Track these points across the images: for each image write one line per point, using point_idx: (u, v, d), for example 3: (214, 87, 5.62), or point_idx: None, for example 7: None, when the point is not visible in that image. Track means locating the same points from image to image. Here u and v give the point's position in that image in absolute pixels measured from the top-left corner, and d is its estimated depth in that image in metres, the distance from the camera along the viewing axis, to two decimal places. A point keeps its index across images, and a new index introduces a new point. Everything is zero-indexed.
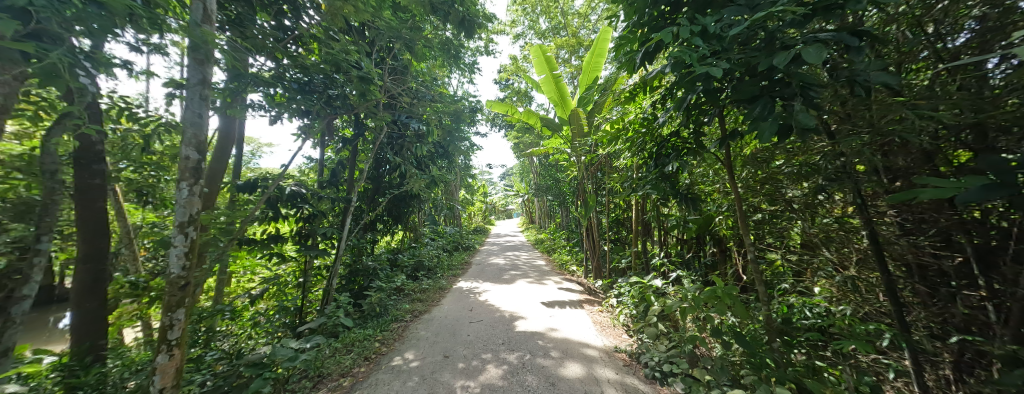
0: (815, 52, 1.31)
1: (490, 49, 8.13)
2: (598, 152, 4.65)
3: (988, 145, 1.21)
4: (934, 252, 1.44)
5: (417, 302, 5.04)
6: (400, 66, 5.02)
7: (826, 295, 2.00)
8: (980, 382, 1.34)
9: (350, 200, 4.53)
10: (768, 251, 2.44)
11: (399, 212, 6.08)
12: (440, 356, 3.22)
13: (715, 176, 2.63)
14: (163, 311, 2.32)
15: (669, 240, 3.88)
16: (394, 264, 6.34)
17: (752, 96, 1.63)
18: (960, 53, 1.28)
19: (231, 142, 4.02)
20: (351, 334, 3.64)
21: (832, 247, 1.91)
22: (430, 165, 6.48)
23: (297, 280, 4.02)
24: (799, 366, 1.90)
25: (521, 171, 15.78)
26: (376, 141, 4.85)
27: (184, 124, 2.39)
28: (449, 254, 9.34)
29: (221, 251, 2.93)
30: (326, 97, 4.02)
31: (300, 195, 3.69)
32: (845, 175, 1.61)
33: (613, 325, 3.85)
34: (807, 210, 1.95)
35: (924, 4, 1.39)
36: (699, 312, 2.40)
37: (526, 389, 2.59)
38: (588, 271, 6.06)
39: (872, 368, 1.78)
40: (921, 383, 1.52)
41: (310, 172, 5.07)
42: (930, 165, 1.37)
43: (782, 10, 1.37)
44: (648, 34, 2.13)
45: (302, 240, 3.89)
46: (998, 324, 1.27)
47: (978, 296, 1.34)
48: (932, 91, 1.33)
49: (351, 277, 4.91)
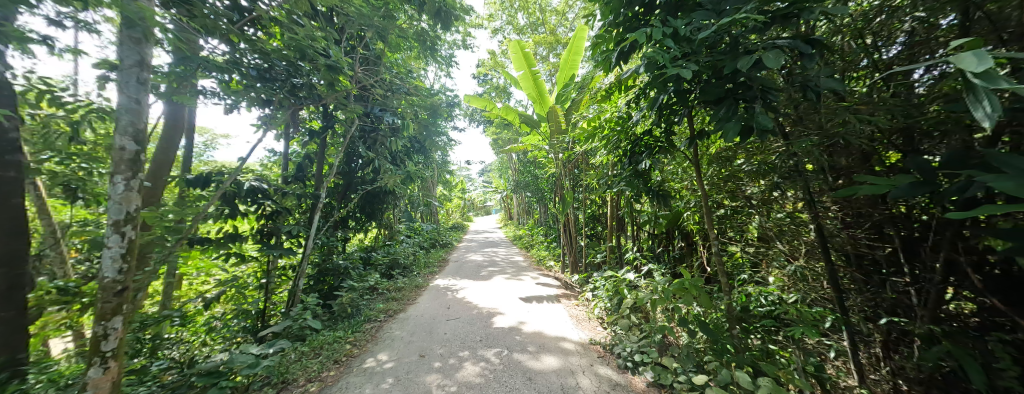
0: (774, 57, 1.41)
1: (467, 43, 8.00)
2: (575, 149, 4.73)
3: (914, 147, 1.37)
4: (867, 243, 1.62)
5: (392, 301, 4.90)
6: (372, 56, 4.80)
7: (778, 284, 2.18)
8: (904, 359, 1.52)
9: (318, 196, 4.30)
10: (730, 244, 2.61)
11: (372, 208, 5.87)
12: (416, 356, 3.15)
13: (684, 173, 2.77)
14: (95, 320, 2.09)
15: (641, 235, 4.04)
16: (367, 262, 6.13)
17: (718, 97, 1.74)
18: (893, 64, 1.44)
19: (179, 132, 3.67)
20: (320, 337, 3.47)
21: (785, 240, 2.08)
22: (405, 160, 6.31)
23: (259, 281, 3.76)
24: (754, 350, 2.07)
25: (500, 167, 15.77)
26: (347, 134, 4.62)
27: (118, 110, 2.13)
28: (425, 252, 9.16)
29: (167, 251, 2.66)
30: (290, 86, 3.72)
31: (261, 191, 3.44)
32: (797, 173, 1.76)
33: (588, 318, 3.97)
34: (764, 206, 2.11)
35: (865, 17, 1.54)
36: (668, 303, 2.53)
37: (504, 385, 2.61)
38: (565, 266, 6.18)
39: (816, 349, 1.97)
40: (857, 361, 1.71)
41: (273, 166, 4.74)
42: (868, 165, 1.52)
43: (745, 17, 1.46)
44: (624, 34, 2.19)
45: (264, 239, 3.63)
46: (919, 306, 1.45)
47: (903, 282, 1.52)
48: (870, 97, 1.47)
49: (321, 277, 4.68)
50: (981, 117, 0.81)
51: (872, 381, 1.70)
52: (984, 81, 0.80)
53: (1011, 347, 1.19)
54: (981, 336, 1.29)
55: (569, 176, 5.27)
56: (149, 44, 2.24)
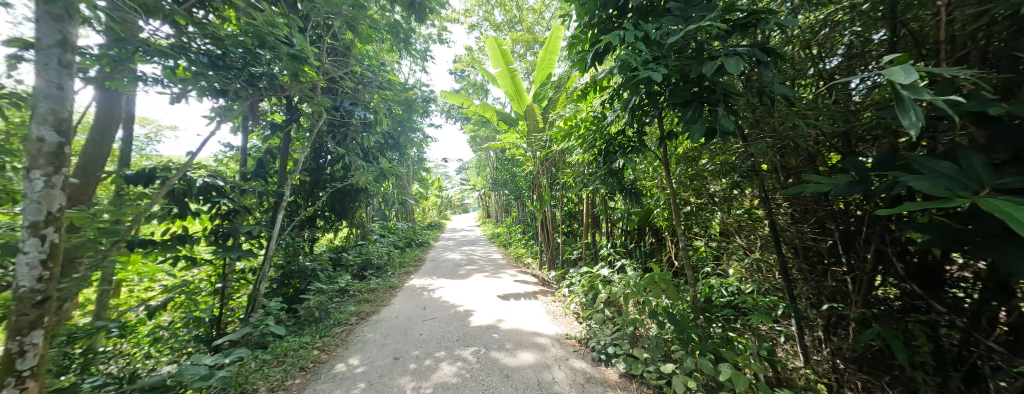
0: (735, 63, 1.50)
1: (442, 37, 7.85)
2: (553, 148, 4.80)
3: (852, 149, 1.51)
4: (813, 237, 1.77)
5: (364, 303, 4.71)
6: (341, 47, 4.58)
7: (737, 275, 2.34)
8: (841, 340, 1.69)
9: (281, 194, 4.05)
10: (695, 239, 2.77)
11: (342, 206, 5.62)
12: (390, 358, 3.07)
13: (654, 172, 2.90)
14: (7, 336, 1.82)
15: (615, 231, 4.18)
16: (337, 263, 5.86)
17: (685, 100, 1.84)
18: (835, 74, 1.59)
19: (115, 123, 3.29)
20: (283, 343, 3.27)
21: (743, 235, 2.23)
22: (378, 156, 6.08)
23: (214, 286, 3.48)
24: (716, 338, 2.22)
25: (478, 165, 15.65)
26: (314, 128, 4.38)
27: (34, 96, 1.87)
28: (400, 252, 8.90)
29: (102, 256, 2.38)
30: (248, 75, 3.42)
31: (216, 188, 3.18)
32: (754, 173, 1.90)
33: (564, 314, 4.05)
34: (725, 203, 2.26)
35: (811, 30, 1.68)
36: (640, 297, 2.64)
37: (481, 384, 2.59)
38: (542, 263, 6.26)
39: (769, 334, 2.13)
40: (803, 343, 1.88)
41: (229, 162, 4.38)
42: (813, 165, 1.67)
43: (709, 24, 1.56)
44: (598, 36, 2.26)
45: (219, 240, 3.36)
46: (854, 292, 1.61)
47: (841, 271, 1.68)
48: (816, 103, 1.61)
49: (285, 279, 4.41)
50: (907, 124, 0.91)
51: (815, 361, 1.87)
52: (909, 93, 0.91)
53: (925, 326, 1.36)
54: (902, 317, 1.45)
55: (547, 174, 5.35)
56: (74, 23, 1.98)
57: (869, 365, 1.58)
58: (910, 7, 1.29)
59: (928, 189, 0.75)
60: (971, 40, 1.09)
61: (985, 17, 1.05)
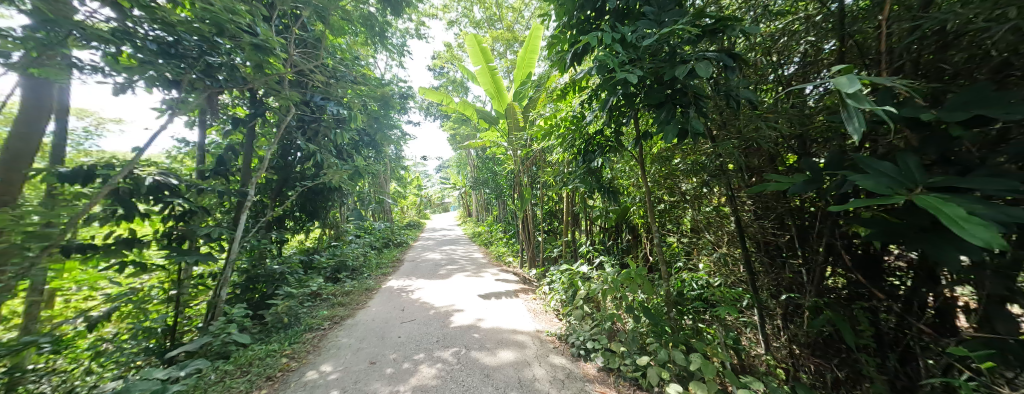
0: (705, 67, 1.58)
1: (420, 32, 7.68)
2: (533, 147, 4.83)
3: (806, 151, 1.63)
4: (773, 232, 1.90)
5: (338, 307, 4.52)
6: (311, 38, 4.35)
7: (706, 269, 2.46)
8: (797, 327, 1.82)
9: (245, 194, 3.79)
10: (669, 236, 2.89)
11: (313, 206, 5.36)
12: (366, 363, 2.96)
13: (631, 171, 2.98)
14: None
15: (594, 229, 4.28)
16: (309, 266, 5.58)
17: (659, 101, 1.91)
18: (792, 81, 1.71)
19: (43, 117, 2.96)
20: (247, 352, 3.06)
21: (711, 230, 2.35)
22: (353, 154, 5.85)
23: (167, 294, 3.20)
24: (687, 329, 2.37)
25: (458, 164, 15.49)
26: (281, 123, 4.15)
27: None
28: (377, 252, 8.64)
29: (31, 264, 2.11)
30: (204, 65, 3.17)
31: (169, 187, 2.92)
32: (721, 172, 2.02)
33: (545, 311, 4.10)
34: (696, 200, 2.38)
35: (772, 38, 1.79)
36: (617, 292, 2.73)
37: (461, 385, 2.56)
38: (523, 261, 6.30)
39: (734, 324, 2.27)
40: (764, 332, 2.01)
41: (184, 159, 4.04)
42: (773, 165, 1.78)
43: (681, 29, 1.63)
44: (577, 36, 2.31)
45: (173, 243, 3.10)
46: (808, 282, 1.74)
47: (797, 262, 1.80)
48: (775, 107, 1.72)
49: (250, 284, 4.14)
50: (851, 130, 1.01)
51: (774, 348, 2.00)
52: (854, 101, 1.00)
53: (868, 311, 1.50)
54: (848, 304, 1.59)
55: (527, 173, 5.38)
56: None
57: (821, 349, 1.72)
58: (856, 20, 1.42)
59: (872, 187, 0.83)
60: (905, 52, 1.21)
61: (917, 32, 1.17)
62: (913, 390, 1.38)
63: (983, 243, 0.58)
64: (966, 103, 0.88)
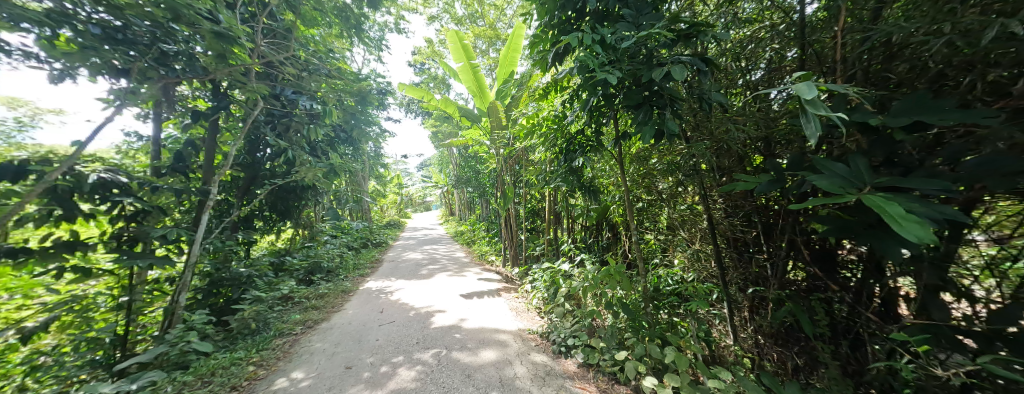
0: (680, 70, 1.64)
1: (399, 27, 7.50)
2: (516, 145, 4.85)
3: (771, 152, 1.73)
4: (741, 229, 2.00)
5: (312, 310, 4.33)
6: (281, 28, 4.13)
7: (681, 265, 2.56)
8: (763, 319, 1.93)
9: (207, 193, 3.54)
10: (646, 233, 2.99)
11: (285, 205, 5.10)
12: (341, 368, 2.85)
13: (610, 170, 3.06)
14: None
15: (575, 227, 4.36)
16: (279, 268, 5.31)
17: (637, 102, 1.97)
18: (758, 86, 1.81)
19: None
20: (209, 362, 2.85)
21: (686, 228, 2.44)
22: (328, 151, 5.62)
23: (117, 301, 2.93)
24: (663, 323, 2.52)
25: (439, 163, 15.27)
26: (248, 117, 3.91)
27: None
28: (354, 253, 8.36)
29: None
30: (158, 53, 2.91)
31: (118, 185, 2.66)
32: (695, 172, 2.10)
33: (527, 309, 4.12)
34: (672, 199, 2.47)
35: (741, 44, 1.89)
36: (597, 289, 2.80)
37: (441, 386, 2.52)
38: (505, 260, 6.31)
39: (706, 317, 2.38)
40: (733, 323, 2.11)
41: (137, 154, 3.73)
42: (742, 165, 1.87)
43: (657, 33, 1.68)
44: (558, 36, 2.35)
45: (123, 246, 2.84)
46: (772, 276, 1.85)
47: (763, 257, 1.91)
48: (744, 109, 1.81)
49: (214, 289, 3.88)
50: (809, 134, 1.08)
51: (742, 338, 2.12)
52: (811, 106, 1.07)
53: (824, 302, 1.61)
54: (807, 295, 1.70)
55: (510, 172, 5.40)
56: None
57: (782, 338, 1.84)
58: (815, 30, 1.52)
59: (826, 187, 0.90)
60: (858, 61, 1.31)
61: (868, 42, 1.27)
62: (861, 374, 1.51)
63: (916, 238, 0.65)
64: (910, 109, 0.96)
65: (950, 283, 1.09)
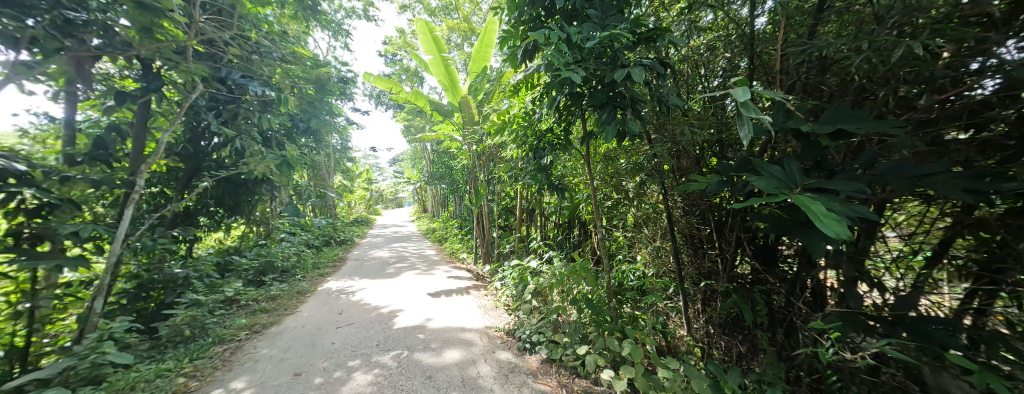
0: (640, 72, 1.68)
1: (368, 14, 7.14)
2: (488, 142, 4.80)
3: (723, 154, 1.83)
4: (697, 226, 2.10)
5: (261, 314, 4.01)
6: (226, 5, 3.74)
7: (644, 261, 2.66)
8: (714, 311, 2.04)
9: (132, 185, 3.14)
10: (614, 230, 3.08)
11: (233, 200, 4.69)
12: (289, 375, 2.66)
13: (580, 169, 3.12)
14: None
15: (547, 224, 4.40)
16: (226, 268, 4.86)
17: (602, 102, 2.02)
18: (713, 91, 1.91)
19: None
20: (129, 375, 2.54)
21: (649, 226, 2.52)
22: (284, 142, 5.23)
23: (14, 309, 2.53)
24: (625, 316, 2.61)
25: (412, 158, 14.81)
26: (186, 102, 3.52)
27: None
28: (316, 251, 7.88)
29: None
30: (65, 20, 2.51)
31: (12, 173, 2.27)
32: (656, 172, 2.17)
33: (496, 307, 4.10)
34: (637, 198, 2.54)
35: (698, 51, 1.98)
36: (563, 286, 2.86)
37: (399, 389, 2.44)
38: (477, 257, 6.24)
39: (663, 310, 2.50)
40: (687, 315, 2.23)
41: (46, 139, 3.24)
42: (698, 167, 1.95)
43: (619, 35, 1.72)
44: (527, 32, 2.34)
45: (21, 244, 2.45)
46: (723, 270, 1.97)
47: (715, 253, 2.03)
48: (700, 113, 1.89)
49: (142, 292, 3.48)
50: (745, 137, 1.16)
51: (694, 329, 2.23)
52: (746, 111, 1.15)
53: (765, 293, 1.74)
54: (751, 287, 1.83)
55: (483, 168, 5.35)
56: None
57: (729, 328, 1.97)
58: (762, 42, 1.62)
59: (762, 188, 0.96)
60: (797, 73, 1.41)
61: (804, 55, 1.38)
62: (793, 358, 1.64)
63: (834, 233, 0.71)
64: (835, 118, 1.05)
65: (865, 274, 1.22)
